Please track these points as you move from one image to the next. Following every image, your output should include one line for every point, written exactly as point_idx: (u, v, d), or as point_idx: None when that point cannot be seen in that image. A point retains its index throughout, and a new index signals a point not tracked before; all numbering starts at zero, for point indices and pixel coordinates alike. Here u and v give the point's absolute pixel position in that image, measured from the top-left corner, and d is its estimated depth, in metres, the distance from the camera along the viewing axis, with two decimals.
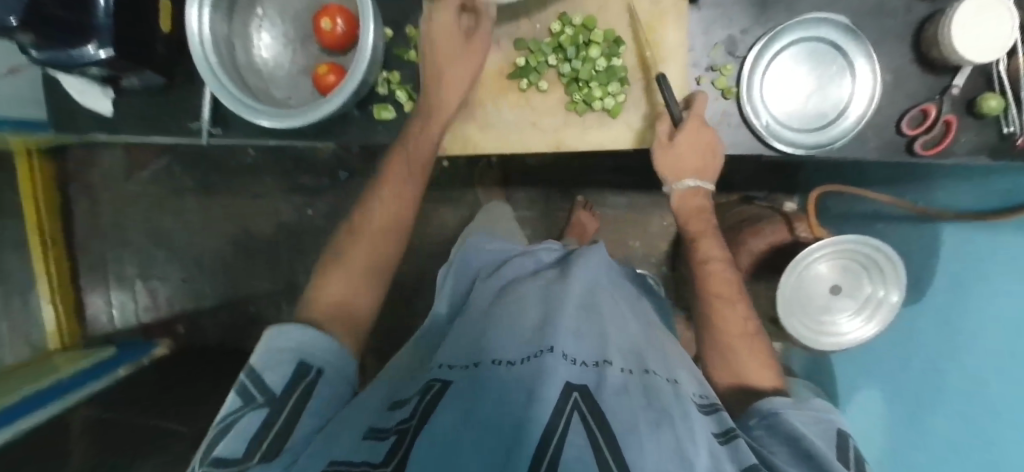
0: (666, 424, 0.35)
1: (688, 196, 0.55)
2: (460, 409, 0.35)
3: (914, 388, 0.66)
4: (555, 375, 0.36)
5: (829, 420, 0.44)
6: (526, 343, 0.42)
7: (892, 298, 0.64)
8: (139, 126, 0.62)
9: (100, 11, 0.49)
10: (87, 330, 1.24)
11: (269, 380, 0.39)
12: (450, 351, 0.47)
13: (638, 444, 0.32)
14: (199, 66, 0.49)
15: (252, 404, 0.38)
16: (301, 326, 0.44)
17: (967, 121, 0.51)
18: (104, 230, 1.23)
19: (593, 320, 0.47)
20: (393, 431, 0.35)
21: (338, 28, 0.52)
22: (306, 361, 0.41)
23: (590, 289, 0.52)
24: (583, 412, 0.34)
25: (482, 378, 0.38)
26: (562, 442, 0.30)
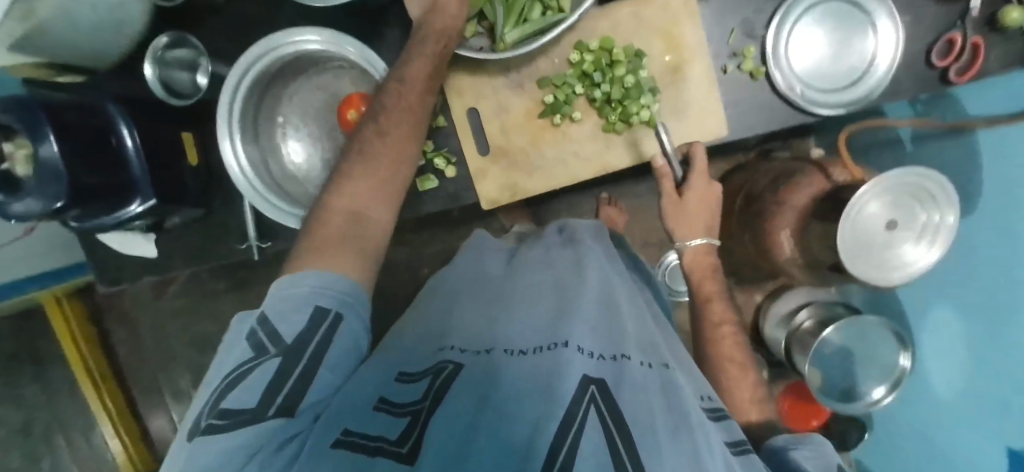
0: (686, 431, 0.32)
1: (699, 255, 0.56)
2: (472, 396, 0.31)
3: (989, 299, 0.65)
4: (571, 365, 0.32)
5: (829, 454, 0.41)
6: (542, 331, 0.38)
7: (949, 221, 0.63)
8: (191, 258, 0.63)
9: (134, 167, 0.50)
10: (156, 452, 1.23)
11: (284, 330, 0.34)
12: (460, 336, 0.43)
13: (658, 451, 0.28)
14: (244, 190, 0.51)
15: (264, 350, 0.34)
16: (315, 272, 0.38)
17: (992, 38, 0.51)
18: (147, 356, 1.19)
19: (611, 314, 0.44)
20: (408, 410, 0.32)
21: (365, 116, 0.52)
22: (321, 306, 0.36)
23: (607, 283, 0.49)
24: (602, 407, 0.29)
25: (494, 364, 0.35)
26: (579, 432, 0.26)
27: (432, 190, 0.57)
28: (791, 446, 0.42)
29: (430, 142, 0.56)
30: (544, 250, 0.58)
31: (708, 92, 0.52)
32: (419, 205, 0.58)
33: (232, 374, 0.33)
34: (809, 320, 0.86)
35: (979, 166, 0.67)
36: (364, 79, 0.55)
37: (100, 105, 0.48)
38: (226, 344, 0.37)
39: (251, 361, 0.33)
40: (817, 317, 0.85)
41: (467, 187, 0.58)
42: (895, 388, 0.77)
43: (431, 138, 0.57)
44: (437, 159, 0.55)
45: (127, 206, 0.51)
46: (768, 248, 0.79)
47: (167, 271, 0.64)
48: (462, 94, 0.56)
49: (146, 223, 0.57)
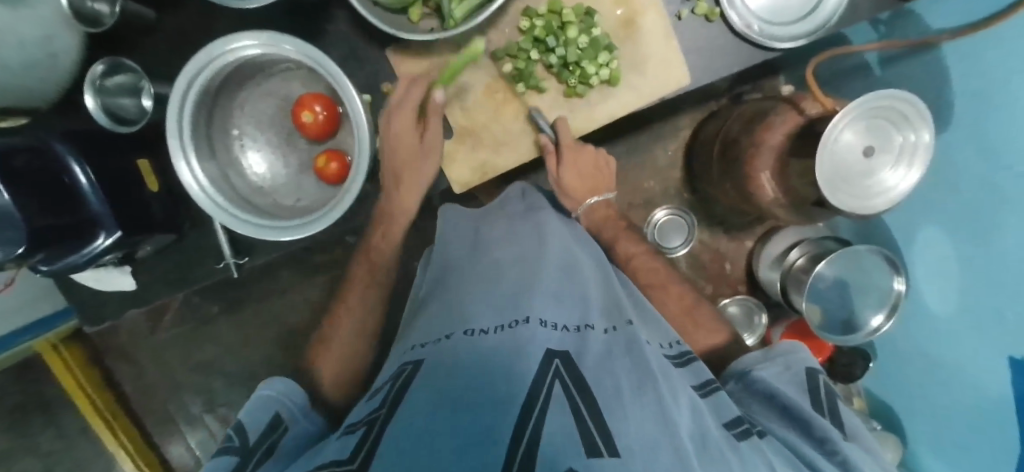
0: (649, 385, 0.33)
1: (595, 209, 0.62)
2: (430, 389, 0.31)
3: (973, 211, 0.66)
4: (533, 344, 0.35)
5: (796, 362, 0.48)
6: (500, 310, 0.41)
7: (925, 138, 0.63)
8: (168, 285, 0.63)
9: (93, 200, 0.49)
10: None
11: (250, 426, 0.42)
12: (422, 331, 0.44)
13: (621, 411, 0.30)
14: (208, 208, 0.48)
15: (223, 451, 0.38)
16: (278, 385, 0.48)
17: None
18: (154, 385, 1.21)
19: (575, 280, 0.48)
20: (364, 423, 0.32)
21: (320, 115, 0.51)
22: (280, 412, 0.45)
23: (569, 257, 0.52)
24: (565, 379, 0.32)
25: (454, 351, 0.36)
26: (544, 411, 0.28)
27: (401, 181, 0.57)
28: (758, 366, 0.47)
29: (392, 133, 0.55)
30: (506, 225, 0.59)
31: (665, 41, 0.52)
32: (391, 198, 0.57)
33: None
34: (802, 257, 0.87)
35: (948, 79, 0.66)
36: (312, 80, 0.54)
37: (46, 144, 0.46)
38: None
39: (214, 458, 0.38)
40: (809, 254, 0.86)
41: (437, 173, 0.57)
42: (892, 313, 0.78)
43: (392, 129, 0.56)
44: None
45: (93, 241, 0.50)
46: (750, 192, 0.78)
47: (148, 301, 0.64)
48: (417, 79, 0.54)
49: (116, 257, 0.55)
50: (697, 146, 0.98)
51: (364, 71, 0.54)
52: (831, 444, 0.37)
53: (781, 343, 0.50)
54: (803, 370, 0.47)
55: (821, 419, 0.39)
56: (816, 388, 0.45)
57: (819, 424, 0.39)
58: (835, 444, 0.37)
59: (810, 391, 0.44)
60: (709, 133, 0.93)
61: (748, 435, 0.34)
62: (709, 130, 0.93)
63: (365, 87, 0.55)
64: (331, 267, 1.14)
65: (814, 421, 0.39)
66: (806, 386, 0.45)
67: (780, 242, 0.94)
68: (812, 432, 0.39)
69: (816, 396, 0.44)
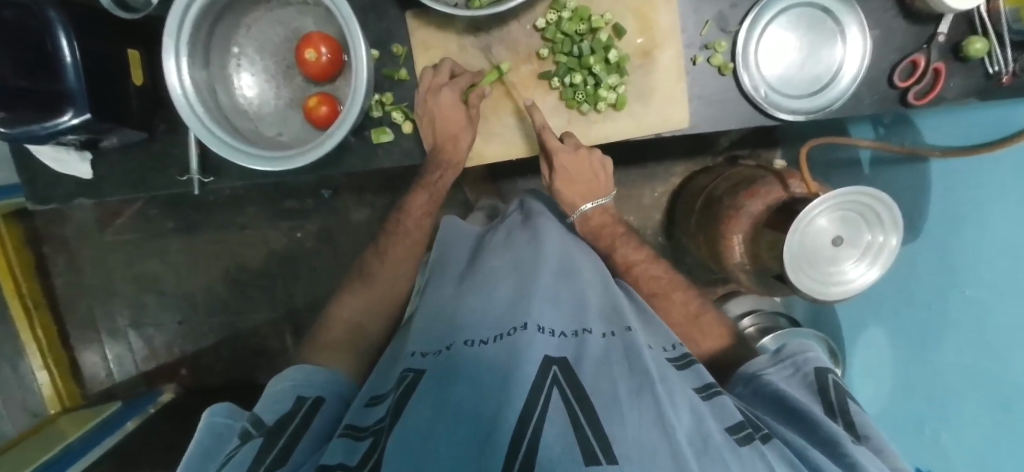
0: (646, 391, 0.35)
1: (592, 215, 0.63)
2: (431, 401, 0.33)
3: (917, 320, 0.69)
4: (532, 350, 0.38)
5: (806, 362, 0.47)
6: (499, 319, 0.44)
7: (892, 243, 0.64)
8: (126, 185, 0.61)
9: (70, 74, 0.46)
10: (87, 387, 1.19)
11: (271, 412, 0.42)
12: (422, 337, 0.45)
13: (620, 417, 0.32)
14: (185, 115, 0.47)
15: (248, 435, 0.39)
16: (298, 369, 0.49)
17: (954, 66, 0.53)
18: (87, 286, 1.16)
19: (571, 287, 0.51)
20: (370, 431, 0.36)
21: (324, 57, 0.51)
22: (301, 395, 0.45)
23: (568, 265, 0.55)
24: (562, 386, 0.35)
25: (455, 362, 0.38)
26: (541, 420, 0.31)
27: (387, 145, 0.56)
28: (766, 369, 0.48)
29: (389, 95, 0.55)
30: (506, 233, 0.62)
31: (674, 80, 0.53)
32: (373, 159, 0.56)
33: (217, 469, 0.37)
34: (752, 327, 0.86)
35: (927, 193, 0.69)
36: (326, 21, 0.54)
37: (38, 6, 0.44)
38: (207, 451, 0.40)
39: (236, 448, 0.38)
40: (760, 325, 0.86)
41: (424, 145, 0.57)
42: None
43: (392, 91, 0.55)
44: (395, 112, 0.54)
45: (60, 116, 0.47)
46: (720, 250, 0.80)
47: (101, 196, 0.61)
48: (429, 49, 0.54)
49: (79, 140, 0.53)
50: (684, 195, 1.00)
51: (379, 26, 0.54)
52: (838, 447, 0.36)
53: (791, 343, 0.50)
54: (812, 371, 0.46)
55: (829, 421, 0.39)
56: (827, 388, 0.44)
57: (830, 429, 0.38)
58: (845, 447, 0.36)
59: (820, 393, 0.44)
60: (697, 186, 0.95)
61: (750, 441, 0.34)
62: (698, 183, 0.95)
63: (376, 42, 0.54)
64: (298, 216, 1.12)
65: (823, 425, 0.39)
66: (815, 389, 0.45)
67: (734, 306, 0.94)
68: (819, 435, 0.39)
69: (827, 398, 0.44)
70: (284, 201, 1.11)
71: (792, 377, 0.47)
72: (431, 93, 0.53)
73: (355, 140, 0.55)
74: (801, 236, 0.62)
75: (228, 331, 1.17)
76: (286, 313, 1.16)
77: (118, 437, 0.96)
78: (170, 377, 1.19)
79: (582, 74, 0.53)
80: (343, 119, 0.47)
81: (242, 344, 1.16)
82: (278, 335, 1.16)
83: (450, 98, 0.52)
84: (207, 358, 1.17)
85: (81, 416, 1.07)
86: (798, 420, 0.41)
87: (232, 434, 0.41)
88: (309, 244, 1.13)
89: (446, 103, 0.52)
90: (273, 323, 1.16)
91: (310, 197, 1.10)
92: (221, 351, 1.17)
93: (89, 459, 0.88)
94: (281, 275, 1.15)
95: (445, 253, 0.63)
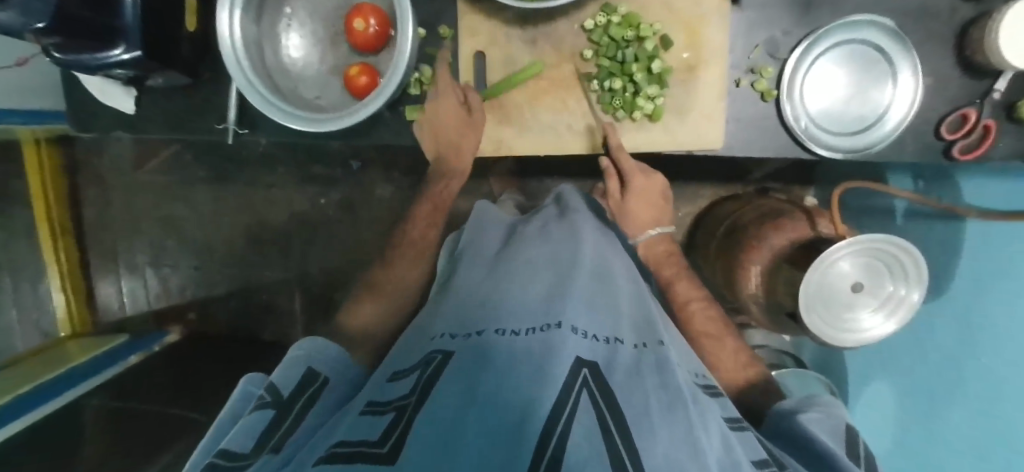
0: (679, 407, 0.34)
1: (654, 244, 0.64)
2: (459, 388, 0.32)
3: (937, 380, 0.66)
4: (563, 350, 0.36)
5: (837, 416, 0.47)
6: (533, 314, 0.42)
7: (914, 296, 0.63)
8: (166, 125, 0.63)
9: (127, 13, 0.47)
10: (99, 316, 1.23)
11: (282, 384, 0.42)
12: (451, 320, 0.46)
13: (651, 432, 0.31)
14: (230, 66, 0.48)
15: (259, 405, 0.39)
16: (315, 341, 0.49)
17: (1007, 126, 0.51)
18: (114, 219, 1.20)
19: (605, 291, 0.49)
20: (393, 407, 0.35)
21: (371, 28, 0.51)
22: (314, 370, 0.45)
23: (602, 264, 0.54)
24: (593, 390, 0.33)
25: (484, 351, 0.37)
26: (569, 422, 0.29)
27: (419, 123, 0.56)
28: (798, 409, 0.47)
29: (429, 74, 0.55)
30: (540, 225, 0.62)
31: (716, 99, 0.52)
32: (404, 135, 0.57)
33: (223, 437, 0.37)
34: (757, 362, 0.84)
35: (958, 254, 0.66)
36: None
37: None
38: (236, 416, 0.41)
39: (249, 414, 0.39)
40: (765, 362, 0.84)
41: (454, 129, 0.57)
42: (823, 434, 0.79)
43: (432, 71, 0.56)
44: (432, 92, 0.55)
45: (112, 50, 0.49)
46: (736, 279, 0.78)
47: (142, 133, 0.63)
48: (475, 35, 0.55)
49: (127, 75, 0.55)
50: (706, 221, 0.98)
51: (429, 6, 0.55)
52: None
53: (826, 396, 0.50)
54: (843, 424, 0.46)
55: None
56: (855, 442, 0.44)
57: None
58: None
59: (848, 445, 0.43)
60: (722, 213, 0.93)
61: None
62: (723, 210, 0.94)
63: (424, 20, 0.55)
64: (324, 183, 1.14)
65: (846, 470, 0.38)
66: (845, 440, 0.44)
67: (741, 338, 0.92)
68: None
69: (856, 452, 0.43)
70: (312, 167, 1.13)
71: (822, 421, 0.46)
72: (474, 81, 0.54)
73: (390, 114, 0.56)
74: (820, 277, 0.61)
75: (239, 284, 1.19)
76: (296, 275, 1.18)
77: (120, 369, 0.99)
78: (178, 319, 1.22)
79: (622, 79, 0.52)
80: (382, 89, 0.48)
81: (250, 299, 1.19)
82: (286, 296, 1.18)
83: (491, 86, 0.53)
84: (215, 306, 1.20)
85: (90, 342, 1.11)
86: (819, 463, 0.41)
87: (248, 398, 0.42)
88: (330, 212, 1.15)
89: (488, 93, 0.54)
90: (283, 283, 1.18)
91: (338, 166, 1.12)
92: (229, 302, 1.20)
93: (90, 385, 0.90)
94: (298, 238, 1.17)
95: (476, 242, 0.63)
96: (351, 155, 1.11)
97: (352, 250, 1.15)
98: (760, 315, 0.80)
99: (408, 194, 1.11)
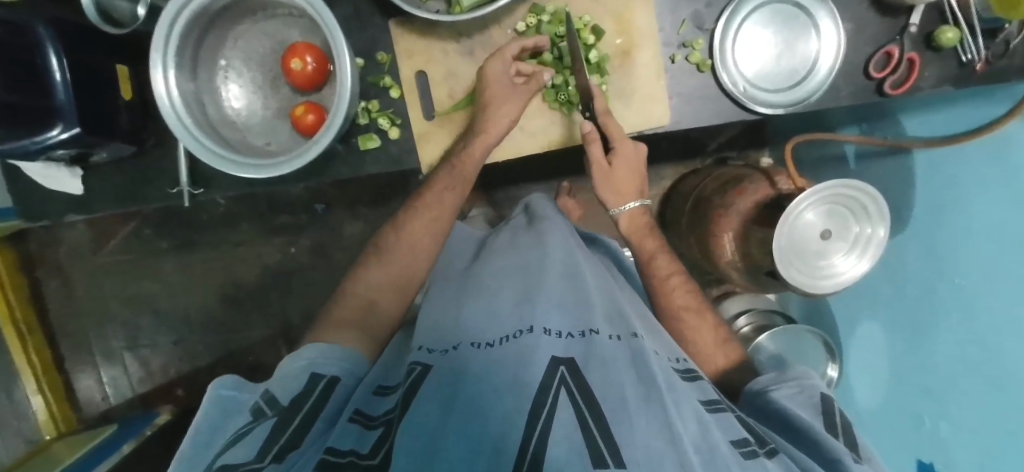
0: (654, 398, 0.35)
1: (636, 216, 0.61)
2: (438, 402, 0.34)
3: (908, 316, 0.69)
4: (537, 354, 0.38)
5: (812, 386, 0.48)
6: (506, 323, 0.44)
7: (880, 233, 0.63)
8: (116, 199, 0.61)
9: (59, 88, 0.46)
10: (82, 411, 1.18)
11: (286, 393, 0.40)
12: (430, 334, 0.47)
13: (629, 421, 0.32)
14: (173, 125, 0.47)
15: (261, 416, 0.37)
16: (326, 344, 0.46)
17: (928, 56, 0.54)
18: (82, 308, 1.16)
19: (576, 288, 0.51)
20: (380, 421, 0.36)
21: (309, 66, 0.52)
22: (319, 371, 0.43)
23: (572, 263, 0.56)
24: (569, 385, 0.34)
25: (462, 363, 0.39)
26: (549, 421, 0.31)
27: (374, 151, 0.56)
28: (771, 386, 0.48)
29: (375, 102, 0.55)
30: (510, 235, 0.64)
31: (654, 78, 0.54)
32: (361, 166, 0.57)
33: (226, 446, 0.34)
34: (748, 326, 0.86)
35: (912, 184, 0.69)
36: (312, 31, 0.55)
37: (29, 24, 0.45)
38: (214, 427, 0.37)
39: (248, 426, 0.36)
40: (756, 323, 0.86)
41: (410, 151, 0.58)
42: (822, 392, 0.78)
43: (378, 98, 0.56)
44: (381, 118, 0.55)
45: (48, 130, 0.47)
46: (711, 249, 0.80)
47: (92, 211, 0.61)
48: (413, 56, 0.56)
49: (69, 154, 0.53)
50: (673, 199, 1.01)
51: (363, 36, 0.55)
52: (843, 467, 0.37)
53: (797, 367, 0.50)
54: (818, 394, 0.47)
55: (833, 440, 0.39)
56: (831, 409, 0.45)
57: (833, 447, 0.38)
58: (848, 467, 0.37)
59: (824, 414, 0.45)
60: (686, 189, 0.96)
61: (754, 455, 0.34)
62: (687, 185, 0.96)
63: (360, 50, 0.56)
64: (292, 231, 1.12)
65: (827, 443, 0.39)
66: (820, 409, 0.45)
67: (728, 306, 0.94)
68: (822, 454, 0.39)
69: (831, 418, 0.44)
70: (277, 216, 1.12)
71: (792, 394, 0.47)
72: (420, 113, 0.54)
73: (343, 147, 0.56)
74: (790, 232, 0.62)
75: (224, 349, 1.16)
76: (281, 328, 1.15)
77: (114, 459, 0.92)
78: (166, 398, 1.17)
79: (563, 74, 0.55)
80: (329, 125, 0.48)
81: (238, 362, 1.15)
82: (274, 352, 1.15)
83: None
84: (203, 377, 1.16)
85: (76, 441, 1.06)
86: (800, 440, 0.42)
87: (242, 409, 0.39)
88: (303, 259, 1.13)
89: None
90: (269, 340, 1.15)
91: (303, 211, 1.11)
92: (217, 370, 1.16)
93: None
94: (275, 290, 1.15)
95: (445, 259, 0.65)
96: (314, 197, 1.10)
97: (334, 294, 1.13)
98: (742, 280, 0.81)
99: (380, 227, 1.11)
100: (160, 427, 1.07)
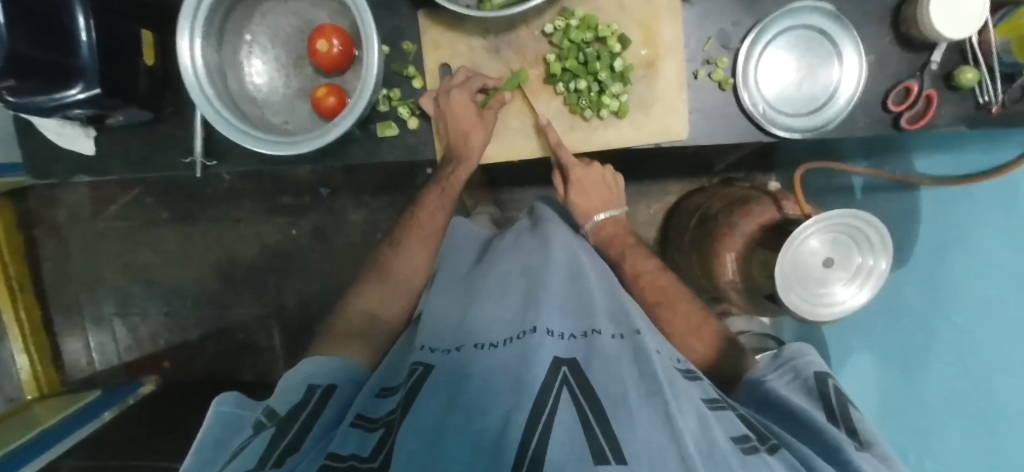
0: (655, 395, 0.34)
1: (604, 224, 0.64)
2: (442, 398, 0.34)
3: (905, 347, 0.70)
4: (539, 353, 0.38)
5: (809, 369, 0.50)
6: (511, 325, 0.44)
7: (881, 266, 0.64)
8: (126, 165, 0.61)
9: (83, 48, 0.46)
10: (66, 375, 1.17)
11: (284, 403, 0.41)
12: (432, 334, 0.47)
13: (630, 418, 0.32)
14: (195, 94, 0.47)
15: (261, 426, 0.37)
16: (325, 357, 0.49)
17: (946, 94, 0.55)
18: (76, 272, 1.15)
19: (578, 290, 0.51)
20: (381, 423, 0.36)
21: (335, 49, 0.51)
22: (313, 384, 0.44)
23: (575, 264, 0.56)
24: (571, 386, 0.35)
25: (466, 363, 0.39)
26: (551, 417, 0.31)
27: (391, 139, 0.57)
28: (770, 377, 0.50)
29: (397, 90, 0.56)
30: (515, 236, 0.64)
31: (675, 91, 0.54)
32: (377, 152, 0.57)
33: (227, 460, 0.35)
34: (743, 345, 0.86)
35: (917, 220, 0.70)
36: (340, 14, 0.55)
37: None
38: (218, 441, 0.38)
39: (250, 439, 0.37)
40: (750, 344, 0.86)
41: (427, 142, 0.58)
42: None
43: (399, 87, 0.57)
44: (401, 108, 0.56)
45: (70, 88, 0.47)
46: (712, 266, 0.80)
47: (101, 174, 0.61)
48: (438, 49, 0.56)
49: (86, 114, 0.53)
50: (676, 215, 1.01)
51: (390, 23, 0.56)
52: (841, 454, 0.37)
53: (792, 349, 0.52)
54: (814, 375, 0.49)
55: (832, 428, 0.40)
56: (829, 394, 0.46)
57: (832, 435, 0.39)
58: (848, 454, 0.37)
59: (820, 397, 0.46)
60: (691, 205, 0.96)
61: (755, 451, 0.34)
62: (693, 202, 0.97)
63: (386, 38, 0.56)
64: (293, 212, 1.12)
65: (826, 432, 0.39)
66: (816, 392, 0.47)
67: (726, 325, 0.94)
68: (822, 443, 0.39)
69: (830, 403, 0.45)
70: (281, 197, 1.11)
71: (792, 383, 0.49)
72: (442, 100, 0.54)
73: (360, 132, 0.56)
74: (795, 256, 0.62)
75: (215, 325, 1.15)
76: (274, 308, 1.14)
77: (93, 426, 0.94)
78: (153, 368, 1.17)
79: (587, 80, 0.54)
80: (350, 110, 0.48)
81: (228, 339, 1.15)
82: (264, 332, 1.15)
83: (460, 99, 0.54)
84: (192, 351, 1.16)
85: (57, 403, 1.04)
86: (801, 429, 0.42)
87: (243, 423, 0.40)
88: (303, 242, 1.13)
89: (451, 106, 0.54)
90: (261, 319, 1.15)
91: (307, 194, 1.11)
92: (206, 345, 1.15)
93: (56, 452, 0.84)
94: (272, 270, 1.14)
95: (450, 255, 0.65)
96: (320, 181, 1.09)
97: (331, 278, 1.13)
98: (740, 300, 0.81)
99: (382, 216, 1.11)
100: (145, 398, 1.06)
